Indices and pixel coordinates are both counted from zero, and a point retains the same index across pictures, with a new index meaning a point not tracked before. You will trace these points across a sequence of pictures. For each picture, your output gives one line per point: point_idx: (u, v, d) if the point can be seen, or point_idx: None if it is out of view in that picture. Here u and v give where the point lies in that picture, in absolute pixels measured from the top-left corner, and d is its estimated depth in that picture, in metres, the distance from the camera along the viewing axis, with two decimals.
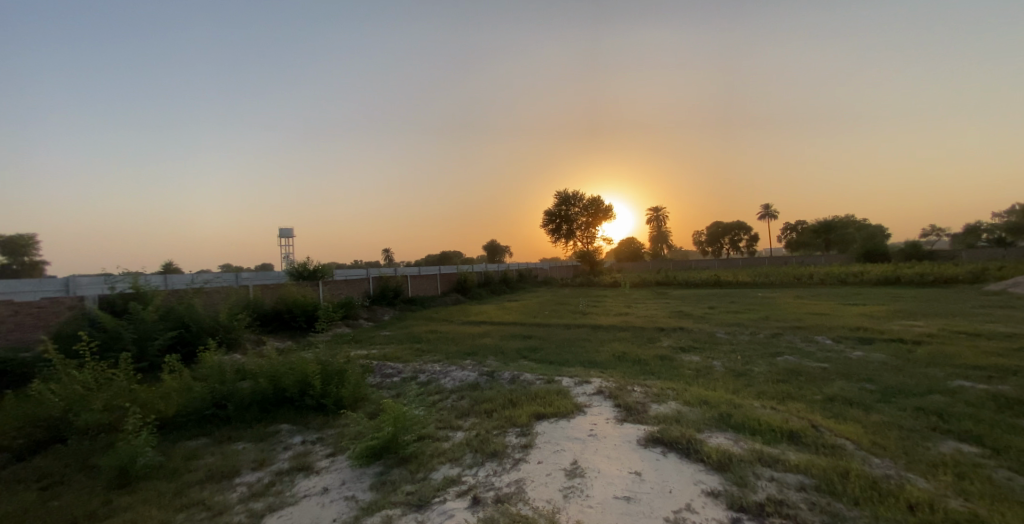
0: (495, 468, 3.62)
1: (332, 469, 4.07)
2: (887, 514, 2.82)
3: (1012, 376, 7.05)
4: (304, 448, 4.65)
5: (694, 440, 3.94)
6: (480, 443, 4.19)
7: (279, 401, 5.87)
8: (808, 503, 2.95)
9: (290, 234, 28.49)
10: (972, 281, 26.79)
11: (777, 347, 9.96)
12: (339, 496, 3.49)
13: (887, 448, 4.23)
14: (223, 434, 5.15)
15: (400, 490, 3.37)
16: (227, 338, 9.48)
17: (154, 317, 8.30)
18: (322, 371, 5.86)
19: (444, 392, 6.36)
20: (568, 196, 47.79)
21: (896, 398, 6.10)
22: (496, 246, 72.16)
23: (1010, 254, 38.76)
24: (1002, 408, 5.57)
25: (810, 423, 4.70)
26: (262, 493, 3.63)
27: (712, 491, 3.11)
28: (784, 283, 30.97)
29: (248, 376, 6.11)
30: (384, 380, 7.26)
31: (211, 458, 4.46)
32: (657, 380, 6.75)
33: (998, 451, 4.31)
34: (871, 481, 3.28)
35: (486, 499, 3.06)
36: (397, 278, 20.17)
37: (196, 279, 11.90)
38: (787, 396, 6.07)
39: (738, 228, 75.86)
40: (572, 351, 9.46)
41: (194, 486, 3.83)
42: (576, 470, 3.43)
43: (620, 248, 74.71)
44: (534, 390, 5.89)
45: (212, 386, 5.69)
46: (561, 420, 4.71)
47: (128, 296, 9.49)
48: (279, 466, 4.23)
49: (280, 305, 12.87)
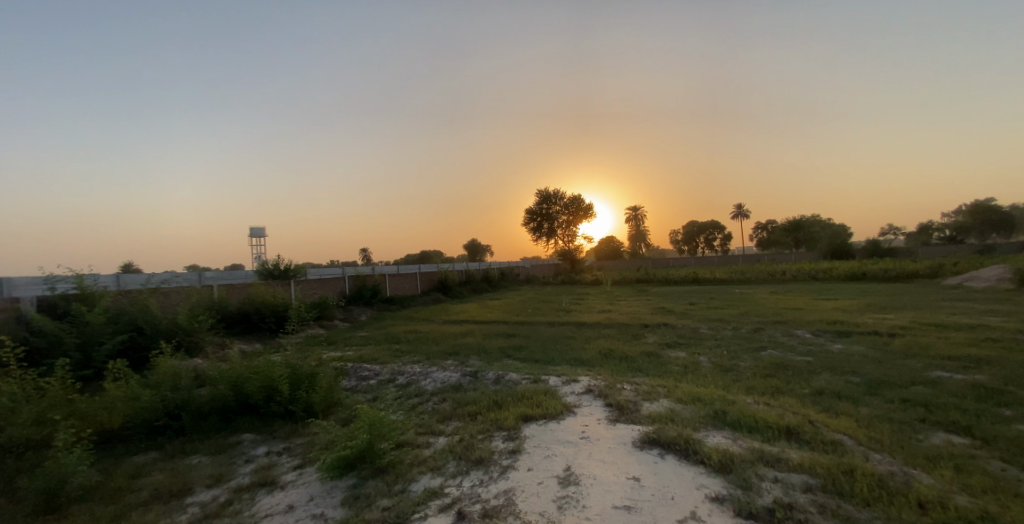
0: (481, 478, 3.32)
1: (298, 483, 3.69)
2: (902, 515, 2.63)
3: (985, 365, 7.17)
4: (268, 460, 4.24)
5: (692, 441, 3.71)
6: (464, 450, 3.87)
7: (242, 409, 5.42)
8: (818, 506, 2.76)
9: (260, 233, 27.37)
10: (933, 275, 27.87)
11: (759, 341, 9.95)
12: (305, 515, 3.12)
13: (883, 442, 4.11)
14: (176, 448, 4.68)
15: (376, 505, 3.03)
16: (186, 341, 8.88)
17: (102, 320, 7.66)
18: (291, 375, 5.43)
19: (425, 394, 6.02)
20: (549, 195, 47.77)
21: (882, 389, 6.07)
22: (476, 245, 71.97)
23: (962, 250, 40.80)
24: (983, 398, 5.59)
25: (806, 418, 4.54)
26: (216, 514, 3.23)
27: (717, 496, 2.88)
28: (759, 280, 31.61)
29: (208, 382, 5.59)
30: (360, 384, 6.85)
31: (160, 475, 4.01)
32: (645, 378, 6.56)
33: (988, 442, 4.25)
34: (878, 480, 3.11)
35: (471, 513, 2.75)
36: (375, 277, 19.56)
37: (152, 279, 11.15)
38: (777, 391, 5.96)
39: (713, 226, 77.51)
40: (557, 349, 9.22)
41: (137, 509, 3.39)
42: (570, 478, 3.16)
43: (599, 247, 75.21)
44: (520, 391, 5.59)
45: (163, 394, 5.13)
46: (551, 422, 4.44)
47: (74, 298, 8.75)
48: (239, 481, 3.81)
49: (247, 306, 12.23)
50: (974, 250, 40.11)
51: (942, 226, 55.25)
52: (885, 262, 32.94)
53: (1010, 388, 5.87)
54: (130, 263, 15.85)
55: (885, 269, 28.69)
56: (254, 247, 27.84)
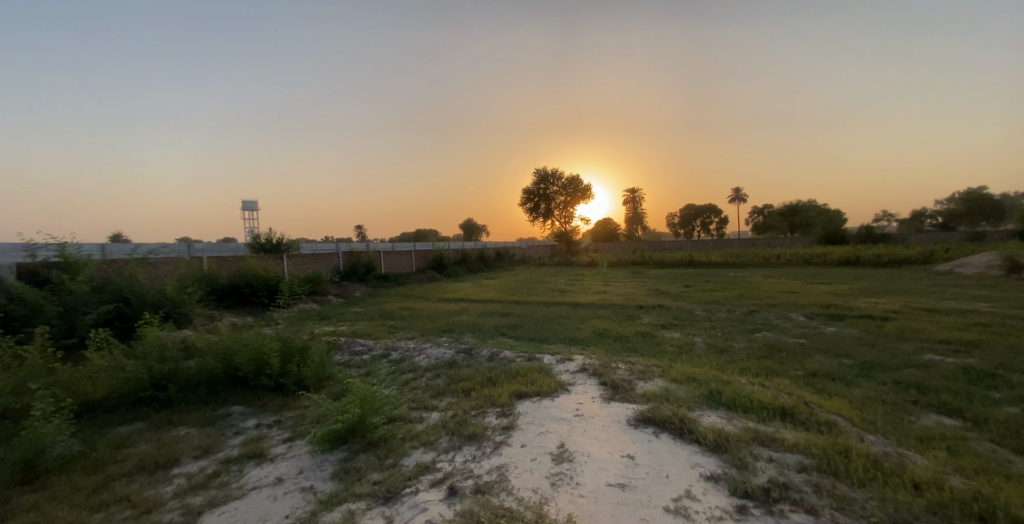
0: (474, 453, 3.27)
1: (288, 456, 3.63)
2: (897, 496, 2.61)
3: (975, 349, 7.22)
4: (258, 433, 4.19)
5: (687, 419, 3.68)
6: (458, 425, 3.83)
7: (230, 382, 5.36)
8: (813, 485, 2.73)
9: (254, 207, 26.94)
10: (924, 261, 28.02)
11: (753, 323, 9.97)
12: (294, 488, 3.07)
13: (876, 423, 4.11)
14: (163, 419, 4.61)
15: (367, 479, 2.99)
16: (174, 313, 8.79)
17: (86, 290, 7.53)
18: (282, 349, 5.38)
19: (419, 370, 5.98)
20: (547, 174, 47.16)
21: (874, 371, 6.10)
22: (473, 226, 71.80)
23: (952, 237, 41.00)
24: (973, 381, 5.62)
25: (800, 399, 4.53)
26: (203, 485, 3.18)
27: (712, 475, 2.85)
28: (753, 263, 31.68)
29: (196, 354, 5.52)
30: (353, 358, 6.80)
31: (145, 446, 3.95)
32: (639, 357, 6.58)
33: (977, 424, 4.27)
34: (873, 460, 3.09)
35: (463, 489, 2.70)
36: (370, 254, 19.43)
37: (138, 249, 10.93)
38: (771, 372, 5.98)
39: (710, 210, 77.37)
40: (551, 328, 9.19)
41: (120, 480, 3.34)
42: (564, 455, 3.12)
43: (596, 229, 75.12)
44: (514, 368, 5.56)
45: (149, 365, 5.05)
46: (545, 399, 4.40)
47: (55, 265, 8.55)
48: (227, 453, 3.76)
49: (238, 279, 12.11)
50: (965, 237, 40.41)
51: (934, 213, 55.37)
52: (881, 254, 28.85)
53: (1000, 372, 5.91)
54: (118, 233, 15.52)
55: (878, 254, 28.85)
56: (248, 220, 27.38)
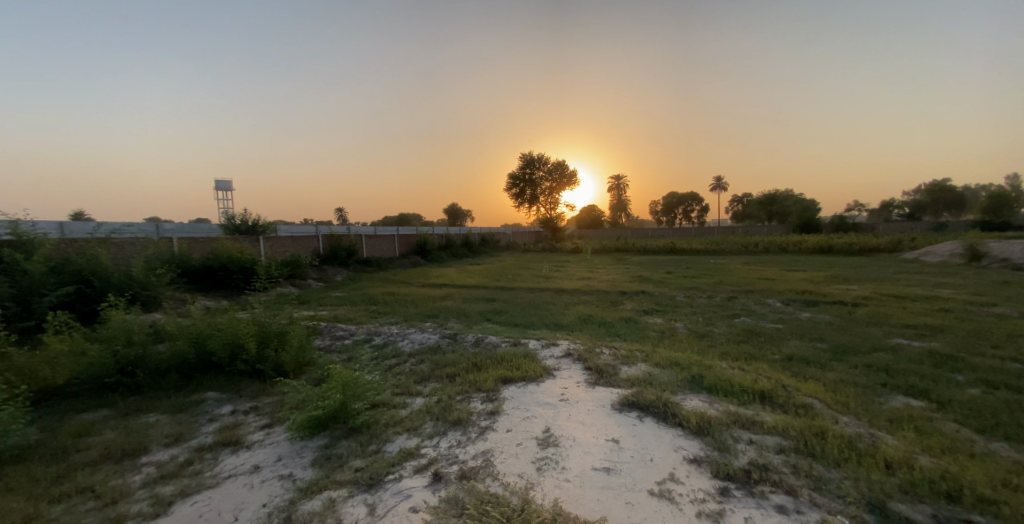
0: (459, 439, 3.24)
1: (266, 443, 3.54)
2: (871, 476, 2.68)
3: (940, 333, 7.51)
4: (234, 420, 4.07)
5: (670, 404, 3.71)
6: (442, 411, 3.78)
7: (204, 367, 5.20)
8: (790, 466, 2.79)
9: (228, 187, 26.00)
10: (893, 250, 28.98)
11: (733, 308, 10.17)
12: (272, 475, 3.00)
13: (849, 405, 4.23)
14: (131, 405, 4.43)
15: (348, 466, 2.92)
16: (143, 295, 8.47)
17: (43, 270, 7.16)
18: (258, 333, 5.23)
19: (402, 355, 5.90)
20: (533, 159, 46.85)
21: (847, 355, 6.29)
22: (457, 212, 71.06)
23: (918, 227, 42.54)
24: (938, 364, 5.85)
25: (779, 382, 4.63)
26: (174, 474, 3.07)
27: (695, 458, 2.88)
28: (732, 251, 32.28)
29: (166, 339, 5.31)
30: (334, 344, 6.67)
31: (112, 434, 3.79)
32: (623, 342, 6.65)
33: (942, 405, 4.43)
34: (847, 441, 3.17)
35: (448, 474, 2.67)
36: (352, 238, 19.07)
37: (100, 229, 10.46)
38: (750, 356, 6.10)
39: (692, 198, 78.24)
40: (536, 313, 9.22)
41: (84, 470, 3.19)
42: (550, 439, 3.10)
43: (581, 216, 75.26)
44: (499, 353, 5.53)
45: (115, 349, 4.83)
46: (530, 384, 4.39)
47: (9, 244, 8.09)
48: (201, 441, 3.65)
49: (212, 261, 11.74)
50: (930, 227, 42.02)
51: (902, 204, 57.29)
52: (852, 242, 29.74)
53: (963, 355, 6.16)
54: (81, 211, 14.76)
55: (850, 242, 29.71)
56: (222, 201, 26.39)
